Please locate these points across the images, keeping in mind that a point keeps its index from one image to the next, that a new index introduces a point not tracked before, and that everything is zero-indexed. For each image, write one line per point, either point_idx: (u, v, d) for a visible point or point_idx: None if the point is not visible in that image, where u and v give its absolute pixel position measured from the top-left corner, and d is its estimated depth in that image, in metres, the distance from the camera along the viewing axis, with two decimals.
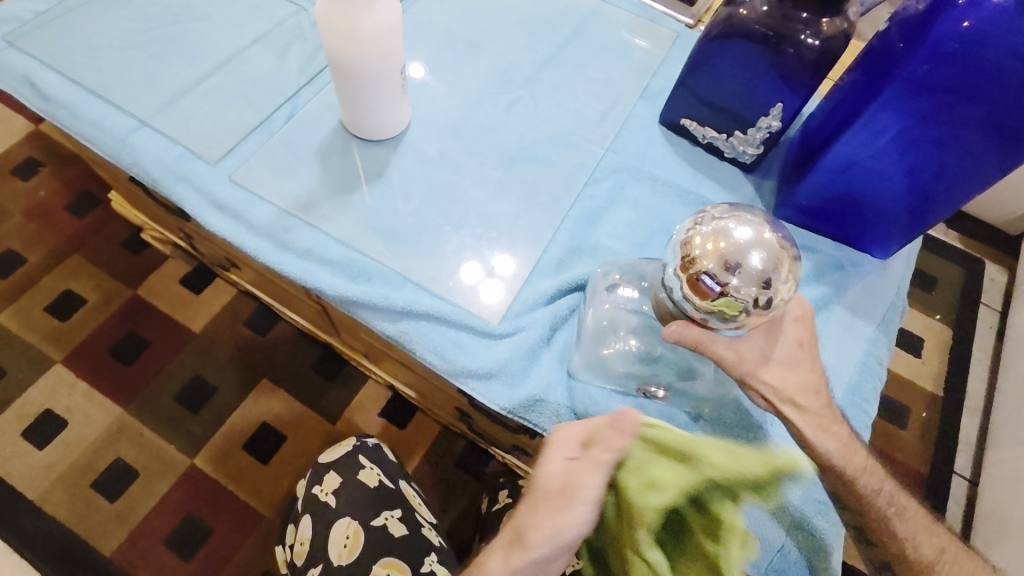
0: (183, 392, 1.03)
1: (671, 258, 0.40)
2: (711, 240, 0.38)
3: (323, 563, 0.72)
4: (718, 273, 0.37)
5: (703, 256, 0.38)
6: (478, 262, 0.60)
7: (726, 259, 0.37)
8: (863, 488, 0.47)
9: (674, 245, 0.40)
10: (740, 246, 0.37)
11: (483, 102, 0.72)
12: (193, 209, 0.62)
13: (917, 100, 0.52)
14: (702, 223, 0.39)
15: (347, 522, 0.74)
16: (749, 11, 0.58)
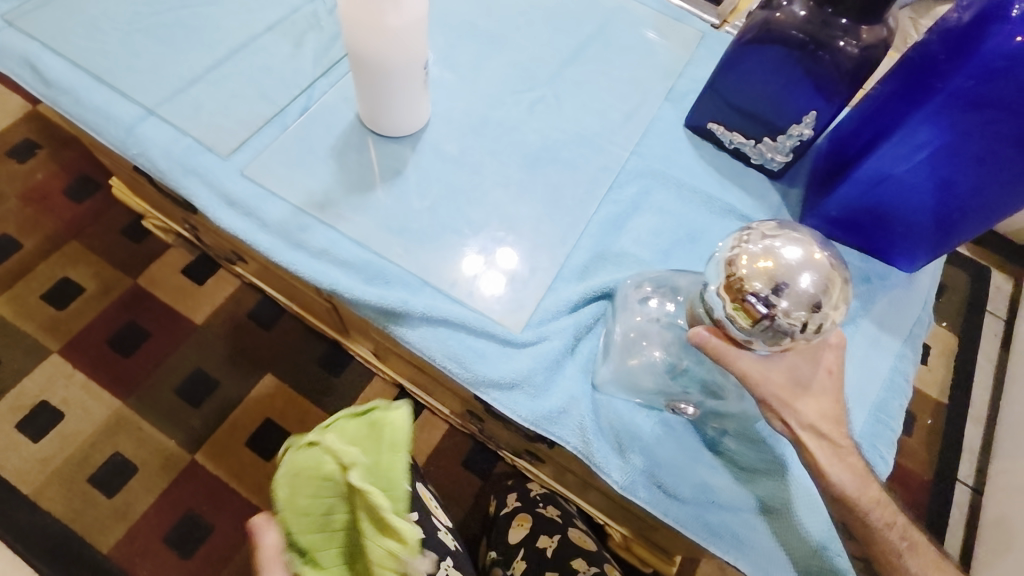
0: (184, 385, 1.01)
1: (716, 276, 0.40)
2: (760, 259, 0.37)
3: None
4: (766, 293, 0.37)
5: (750, 275, 0.37)
6: (482, 257, 0.59)
7: (775, 279, 0.37)
8: (875, 523, 0.45)
9: (719, 261, 0.40)
10: (791, 266, 0.37)
11: (504, 101, 0.70)
12: (203, 205, 0.60)
13: (961, 114, 0.50)
14: (750, 242, 0.38)
15: None
16: (785, 16, 0.55)
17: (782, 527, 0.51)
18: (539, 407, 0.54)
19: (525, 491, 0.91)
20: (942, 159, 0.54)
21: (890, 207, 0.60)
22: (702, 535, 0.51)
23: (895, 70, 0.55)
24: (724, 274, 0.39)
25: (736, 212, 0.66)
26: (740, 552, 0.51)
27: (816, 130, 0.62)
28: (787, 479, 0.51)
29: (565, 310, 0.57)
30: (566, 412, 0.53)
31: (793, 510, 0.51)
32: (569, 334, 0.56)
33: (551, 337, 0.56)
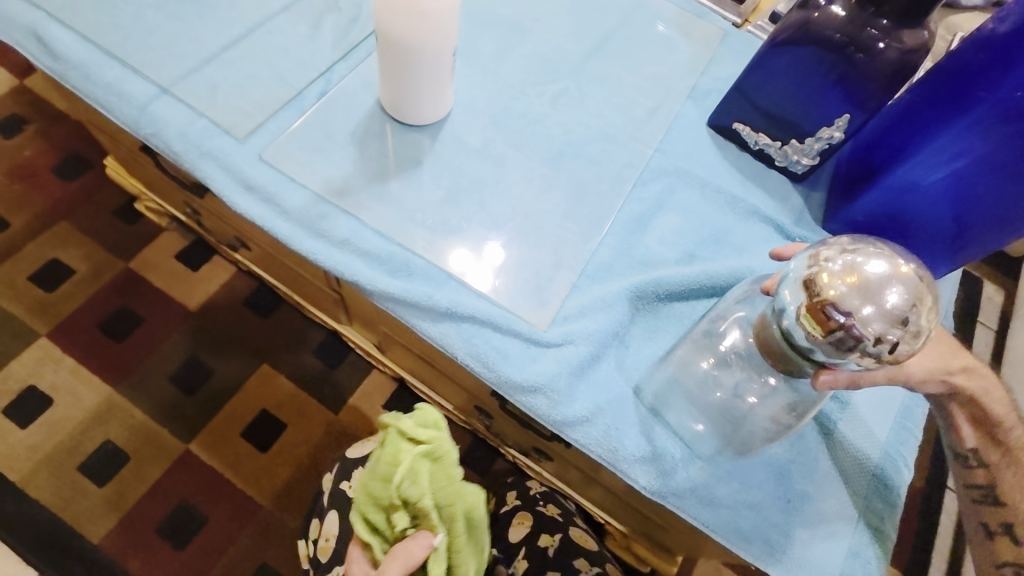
0: (178, 373, 0.98)
1: (792, 290, 0.39)
2: (840, 272, 0.37)
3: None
4: (848, 306, 0.37)
5: (832, 286, 0.37)
6: (467, 250, 0.58)
7: (858, 293, 0.36)
8: (1017, 439, 0.50)
9: (794, 272, 0.40)
10: (872, 280, 0.37)
11: (527, 92, 0.68)
12: (219, 188, 0.59)
13: (1004, 122, 0.50)
14: (830, 257, 0.38)
15: None
16: (825, 15, 0.55)
17: (819, 529, 0.50)
18: (564, 409, 0.52)
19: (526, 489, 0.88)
20: (973, 170, 0.53)
21: (914, 218, 0.59)
22: (737, 541, 0.50)
23: (926, 76, 0.55)
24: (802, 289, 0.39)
25: (760, 214, 0.65)
26: (775, 559, 0.50)
27: (847, 133, 0.61)
28: (815, 483, 0.52)
29: (594, 310, 0.56)
30: (593, 415, 0.52)
31: (830, 509, 0.51)
32: (598, 335, 0.55)
33: (578, 337, 0.54)
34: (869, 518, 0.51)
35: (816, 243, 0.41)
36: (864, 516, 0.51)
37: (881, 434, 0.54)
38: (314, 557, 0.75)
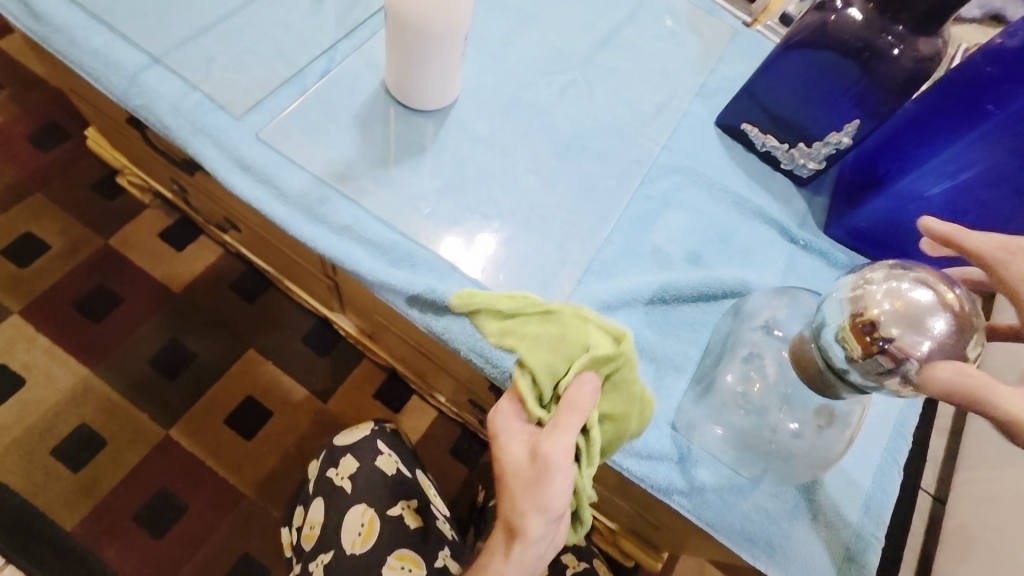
0: (159, 356, 0.95)
1: (837, 316, 0.39)
2: (889, 303, 0.37)
3: (335, 550, 0.70)
4: (899, 335, 0.36)
5: (884, 319, 0.36)
6: (459, 239, 0.56)
7: (912, 327, 0.36)
8: None
9: (839, 304, 0.39)
10: (920, 310, 0.36)
11: (535, 81, 0.66)
12: (212, 166, 0.56)
13: (1011, 136, 0.50)
14: (874, 283, 0.38)
15: (363, 509, 0.71)
16: (842, 18, 0.54)
17: (819, 529, 0.51)
18: None
19: None
20: (977, 180, 0.54)
21: (913, 227, 0.60)
22: (738, 542, 0.50)
23: (932, 84, 0.54)
24: (847, 315, 0.39)
25: (766, 216, 0.64)
26: (774, 560, 0.50)
27: (854, 140, 0.60)
28: (817, 485, 0.51)
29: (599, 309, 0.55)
30: None
31: (830, 509, 0.51)
32: None
33: None
34: (864, 524, 0.51)
35: (859, 268, 0.40)
36: (861, 518, 0.51)
37: (880, 437, 0.54)
38: (298, 545, 0.74)
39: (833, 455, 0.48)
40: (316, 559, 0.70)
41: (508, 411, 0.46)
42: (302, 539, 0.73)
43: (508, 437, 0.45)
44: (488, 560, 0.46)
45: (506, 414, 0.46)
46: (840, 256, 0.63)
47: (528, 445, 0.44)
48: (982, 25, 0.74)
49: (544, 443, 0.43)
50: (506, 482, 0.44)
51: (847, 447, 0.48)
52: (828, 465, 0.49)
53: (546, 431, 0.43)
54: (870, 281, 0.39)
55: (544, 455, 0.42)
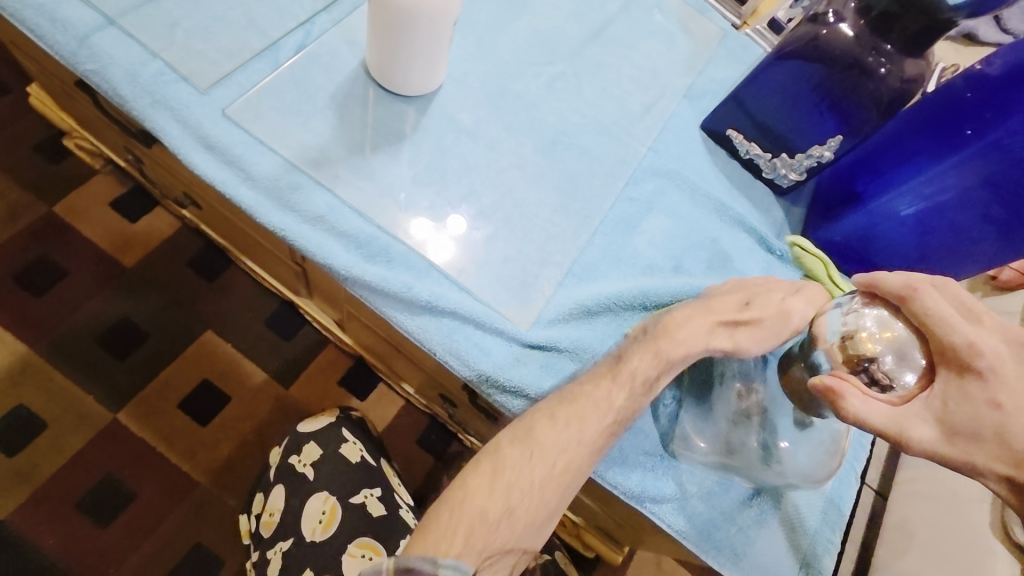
0: (108, 335, 0.89)
1: (829, 347, 0.39)
2: (875, 332, 0.37)
3: (294, 538, 0.67)
4: (889, 365, 0.36)
5: (876, 352, 0.36)
6: (430, 220, 0.54)
7: (894, 361, 0.35)
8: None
9: (830, 333, 0.39)
10: (908, 343, 0.35)
11: (524, 72, 0.64)
12: (173, 143, 0.52)
13: (987, 163, 0.51)
14: (865, 313, 0.38)
15: (325, 497, 0.69)
16: (833, 33, 0.54)
17: (780, 533, 0.52)
18: None
19: None
20: (951, 203, 0.55)
21: (883, 242, 0.61)
22: (705, 548, 0.51)
23: (908, 108, 0.56)
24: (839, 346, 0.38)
25: (746, 224, 0.64)
26: (736, 565, 0.51)
27: (836, 154, 0.60)
28: (781, 492, 0.53)
29: (579, 314, 0.54)
30: None
31: (792, 514, 0.53)
32: (578, 340, 0.53)
33: (562, 341, 0.53)
34: (825, 531, 0.53)
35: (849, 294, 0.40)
36: (823, 521, 0.53)
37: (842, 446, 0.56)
38: (256, 532, 0.71)
39: (820, 469, 0.48)
40: (274, 547, 0.68)
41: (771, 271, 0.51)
42: (260, 525, 0.71)
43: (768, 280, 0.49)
44: (677, 333, 0.46)
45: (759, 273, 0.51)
46: None
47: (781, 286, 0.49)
48: (950, 42, 0.75)
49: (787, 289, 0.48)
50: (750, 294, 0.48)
51: (836, 460, 0.49)
52: (822, 479, 0.49)
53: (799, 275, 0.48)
54: (858, 311, 0.38)
55: (792, 303, 0.46)
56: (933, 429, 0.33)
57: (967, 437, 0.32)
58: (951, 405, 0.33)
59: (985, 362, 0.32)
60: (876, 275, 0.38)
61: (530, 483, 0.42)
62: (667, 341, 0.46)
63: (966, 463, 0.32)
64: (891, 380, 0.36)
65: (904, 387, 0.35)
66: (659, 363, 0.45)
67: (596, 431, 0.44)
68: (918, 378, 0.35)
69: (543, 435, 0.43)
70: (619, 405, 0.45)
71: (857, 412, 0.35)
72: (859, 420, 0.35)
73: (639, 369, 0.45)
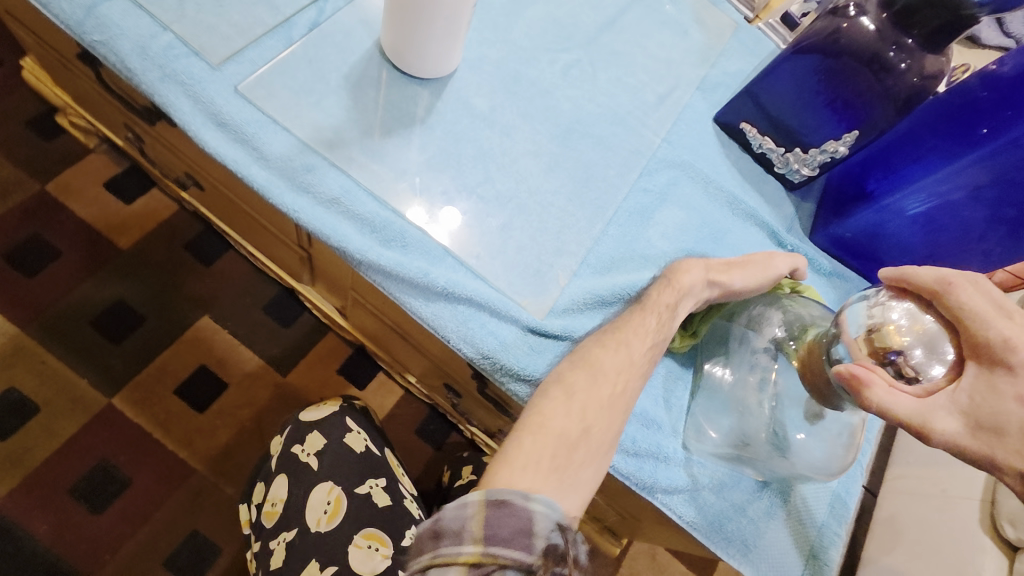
0: (103, 318, 0.87)
1: (853, 339, 0.39)
2: (904, 325, 0.36)
3: (298, 528, 0.66)
4: (918, 357, 0.35)
5: (905, 345, 0.36)
6: (426, 209, 0.53)
7: (923, 355, 0.35)
8: None
9: (854, 325, 0.39)
10: (938, 337, 0.35)
11: (539, 59, 0.63)
12: (183, 119, 0.51)
13: (1002, 161, 0.51)
14: (892, 306, 0.37)
15: (329, 488, 0.68)
16: (855, 26, 0.53)
17: (787, 524, 0.53)
18: None
19: (481, 464, 0.86)
20: (964, 200, 0.55)
21: (894, 238, 0.61)
22: (716, 541, 0.51)
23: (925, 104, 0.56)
24: (863, 339, 0.38)
25: (758, 218, 0.64)
26: (746, 557, 0.51)
27: (850, 150, 0.61)
28: (789, 485, 0.53)
29: (594, 303, 0.54)
30: None
31: (799, 506, 0.53)
32: (593, 330, 0.53)
33: (577, 331, 0.52)
34: (832, 526, 0.53)
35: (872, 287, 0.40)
36: (830, 516, 0.53)
37: None
38: (257, 523, 0.70)
39: (835, 462, 0.48)
40: (278, 537, 0.66)
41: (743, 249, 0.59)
42: (262, 516, 0.69)
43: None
44: (686, 267, 0.50)
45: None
46: (824, 262, 0.65)
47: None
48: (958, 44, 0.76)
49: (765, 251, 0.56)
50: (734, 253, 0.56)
51: (850, 453, 0.49)
52: (834, 473, 0.49)
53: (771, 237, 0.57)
54: (884, 304, 0.38)
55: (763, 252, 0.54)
56: (958, 422, 0.33)
57: (991, 431, 0.32)
58: (977, 399, 0.32)
59: (1018, 360, 0.31)
60: (907, 270, 0.37)
61: (599, 403, 0.43)
62: (678, 271, 0.50)
63: (986, 457, 0.32)
64: (918, 373, 0.35)
65: (930, 380, 0.35)
66: (679, 291, 0.49)
67: (643, 352, 0.46)
68: (946, 371, 0.35)
69: (601, 358, 0.45)
70: (656, 331, 0.47)
71: (880, 402, 0.35)
72: (883, 410, 0.35)
73: (665, 297, 0.49)
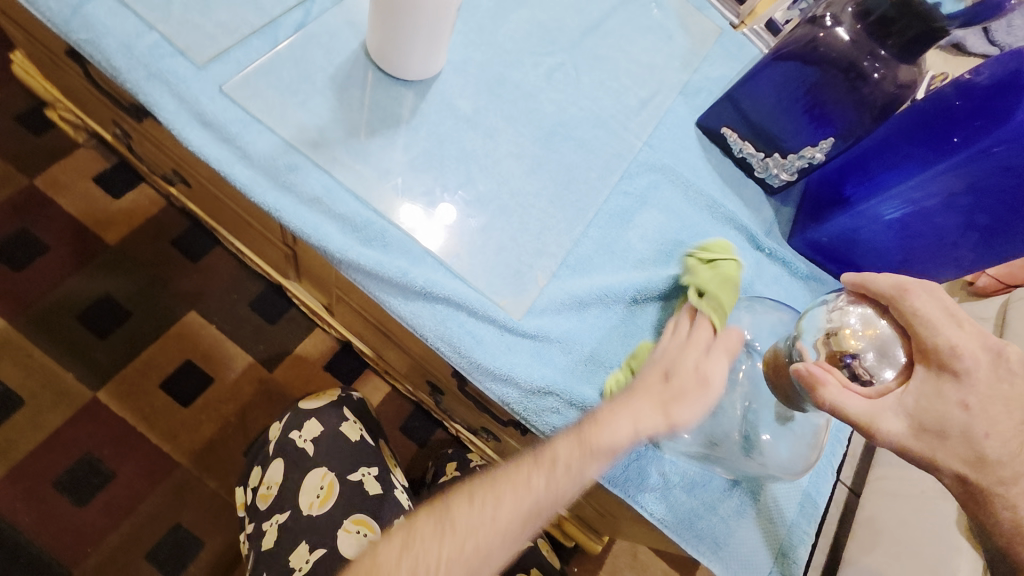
0: (89, 311, 0.88)
1: (810, 343, 0.38)
2: (859, 330, 0.36)
3: (291, 510, 0.67)
4: (869, 362, 0.35)
5: (861, 350, 0.35)
6: (421, 207, 0.54)
7: (876, 359, 0.35)
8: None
9: (811, 330, 0.38)
10: (890, 341, 0.36)
11: (523, 62, 0.64)
12: (168, 118, 0.52)
13: (973, 170, 0.52)
14: (848, 311, 0.37)
15: (323, 472, 0.69)
16: (831, 36, 0.55)
17: (757, 523, 0.54)
18: (533, 402, 0.51)
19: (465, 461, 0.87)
20: (936, 208, 0.56)
21: (870, 243, 0.62)
22: (686, 538, 0.52)
23: (903, 111, 0.57)
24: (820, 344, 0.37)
25: (736, 222, 0.65)
26: (716, 554, 0.53)
27: (827, 156, 0.62)
28: (761, 484, 0.54)
29: (572, 305, 0.55)
30: (560, 406, 0.52)
31: (769, 504, 0.54)
32: (570, 331, 0.54)
33: (554, 332, 0.53)
34: (803, 525, 0.54)
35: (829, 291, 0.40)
36: (802, 513, 0.55)
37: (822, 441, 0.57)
38: (251, 505, 0.70)
39: (800, 461, 0.49)
40: (271, 519, 0.67)
41: (689, 330, 0.51)
42: (257, 498, 0.70)
43: (684, 343, 0.50)
44: (605, 422, 0.45)
45: (679, 336, 0.51)
46: (801, 266, 0.66)
47: (700, 347, 0.49)
48: (940, 51, 0.77)
49: (710, 354, 0.48)
50: (673, 368, 0.48)
51: (816, 453, 0.50)
52: (800, 472, 0.50)
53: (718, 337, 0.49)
54: (841, 309, 0.37)
55: (708, 367, 0.47)
56: (905, 423, 0.34)
57: (933, 433, 0.34)
58: (922, 402, 0.34)
59: (963, 365, 0.34)
60: (867, 276, 0.37)
61: (437, 564, 0.43)
62: (592, 427, 0.45)
63: (927, 457, 0.34)
64: (871, 377, 0.35)
65: (882, 382, 0.35)
66: (583, 452, 0.44)
67: (511, 514, 0.44)
68: (897, 374, 0.35)
69: (458, 515, 0.45)
70: (540, 492, 0.44)
71: (833, 402, 0.35)
72: (836, 409, 0.35)
73: (562, 457, 0.44)
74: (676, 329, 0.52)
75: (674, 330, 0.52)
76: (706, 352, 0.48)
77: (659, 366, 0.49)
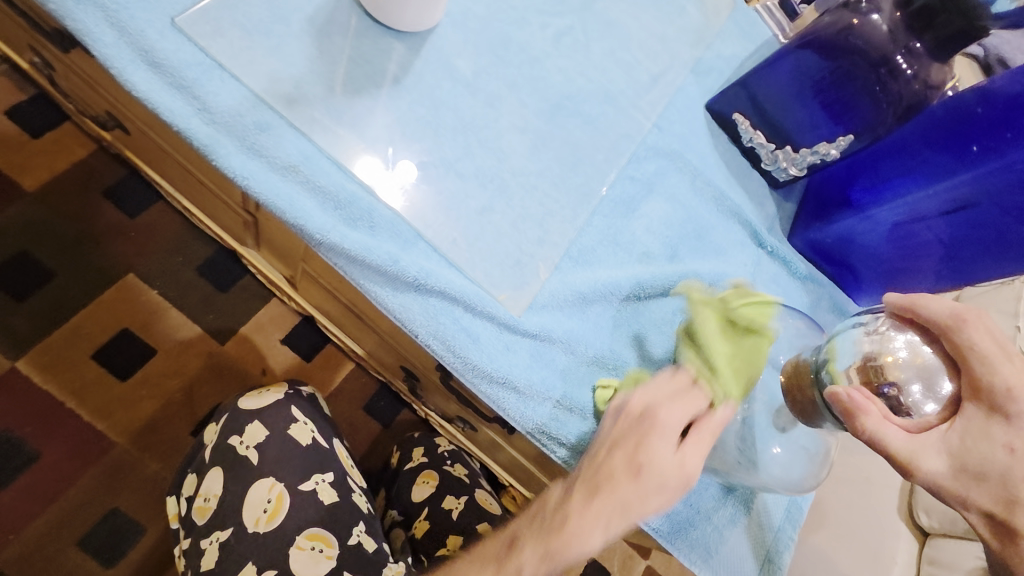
0: (4, 270, 0.76)
1: (846, 362, 0.38)
2: (903, 358, 0.36)
3: (234, 527, 0.60)
4: (907, 390, 0.35)
5: (902, 377, 0.35)
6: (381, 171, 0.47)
7: (922, 392, 0.35)
8: None
9: (848, 351, 0.38)
10: (937, 371, 0.35)
11: (529, 21, 0.57)
12: (106, 54, 0.42)
13: (992, 183, 0.50)
14: (893, 336, 0.37)
15: (270, 484, 0.62)
16: (867, 25, 0.51)
17: (747, 530, 0.54)
18: (530, 408, 0.48)
19: (433, 445, 0.83)
20: (945, 219, 0.54)
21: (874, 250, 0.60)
22: (681, 547, 0.52)
23: (920, 115, 0.54)
24: (857, 365, 0.38)
25: (741, 216, 0.62)
26: (706, 562, 0.53)
27: (842, 153, 0.58)
28: (753, 492, 0.55)
29: (574, 303, 0.50)
30: (558, 410, 0.49)
31: (759, 511, 0.55)
32: (574, 333, 0.50)
33: (555, 332, 0.49)
34: (789, 528, 0.56)
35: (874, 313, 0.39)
36: (788, 518, 0.56)
37: None
38: (187, 518, 0.62)
39: (809, 478, 0.48)
40: (210, 536, 0.60)
41: (680, 396, 0.42)
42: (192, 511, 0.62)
43: (662, 420, 0.41)
44: (568, 535, 0.39)
45: (664, 392, 0.42)
46: (800, 266, 0.63)
47: (682, 424, 0.41)
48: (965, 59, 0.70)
49: (691, 438, 0.41)
50: (643, 461, 0.40)
51: (824, 470, 0.49)
52: (805, 486, 0.49)
53: (710, 422, 0.41)
54: (883, 333, 0.37)
55: (690, 461, 0.40)
56: (945, 462, 0.33)
57: (974, 474, 0.33)
58: (967, 442, 0.33)
59: (1016, 409, 0.32)
60: (918, 301, 0.36)
61: None
62: (558, 542, 0.39)
63: (958, 495, 0.33)
64: (911, 408, 0.35)
65: (924, 415, 0.35)
66: (549, 567, 0.39)
67: None
68: (939, 409, 0.35)
69: None
70: None
71: (873, 432, 0.34)
72: (873, 438, 0.35)
73: (526, 566, 0.40)
74: (667, 386, 0.43)
75: (664, 386, 0.43)
76: (677, 421, 0.41)
77: (626, 451, 0.40)
